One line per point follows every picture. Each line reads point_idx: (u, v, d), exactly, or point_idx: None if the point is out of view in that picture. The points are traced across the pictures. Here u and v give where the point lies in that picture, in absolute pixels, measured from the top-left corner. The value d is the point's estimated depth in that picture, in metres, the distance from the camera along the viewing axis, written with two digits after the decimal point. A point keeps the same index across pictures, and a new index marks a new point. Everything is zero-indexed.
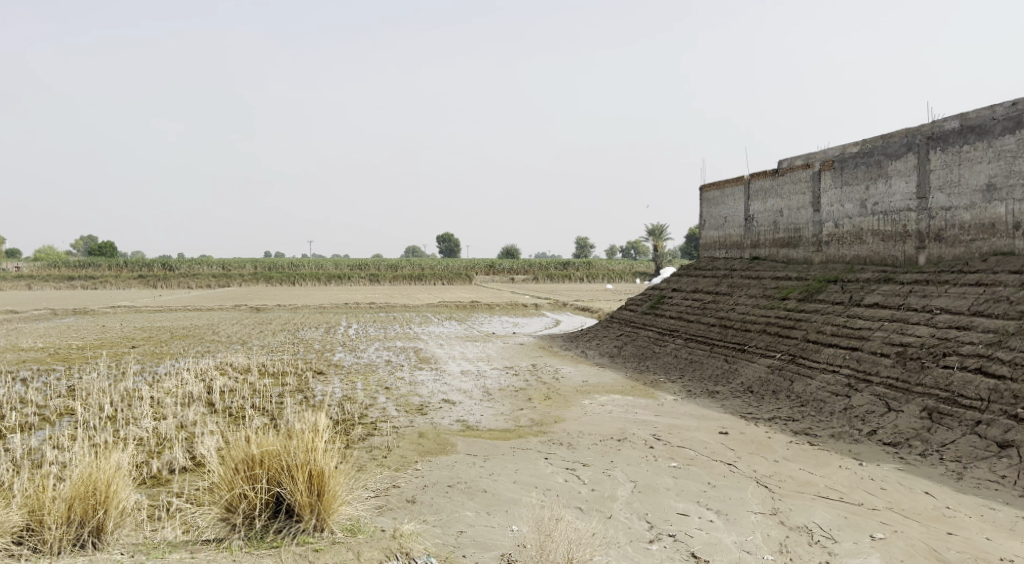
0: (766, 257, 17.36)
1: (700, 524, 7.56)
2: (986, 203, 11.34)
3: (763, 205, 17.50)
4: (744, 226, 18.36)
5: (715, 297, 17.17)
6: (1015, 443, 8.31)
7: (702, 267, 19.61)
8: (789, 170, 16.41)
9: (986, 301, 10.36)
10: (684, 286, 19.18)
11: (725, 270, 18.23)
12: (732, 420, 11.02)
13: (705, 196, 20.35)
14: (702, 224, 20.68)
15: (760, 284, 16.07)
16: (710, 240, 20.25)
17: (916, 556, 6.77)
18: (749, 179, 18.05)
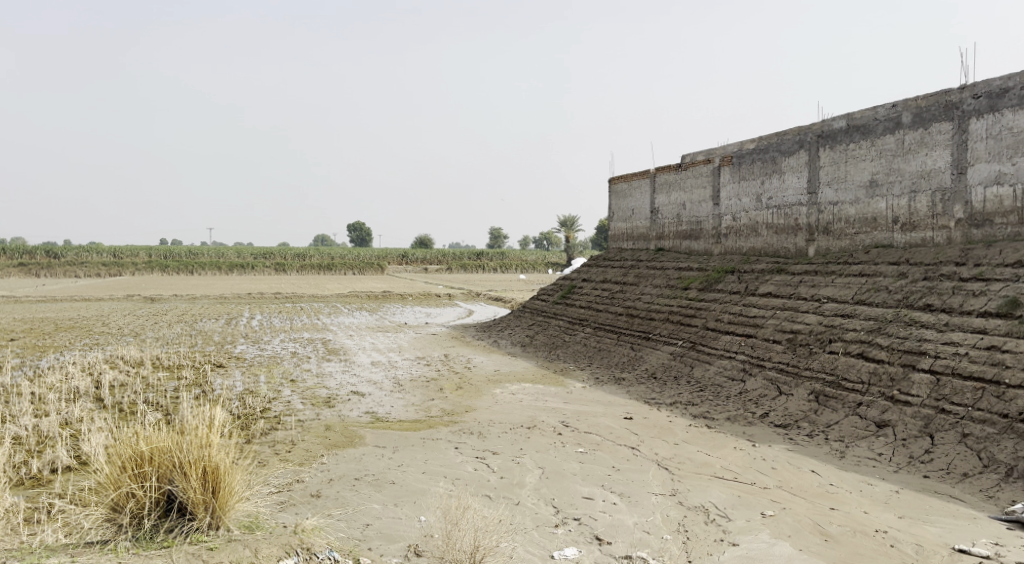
0: (670, 249, 17.88)
1: (604, 507, 7.78)
2: (870, 199, 12.00)
3: (667, 198, 18.02)
4: (650, 219, 18.83)
5: (622, 287, 17.59)
6: (891, 423, 8.85)
7: (611, 258, 20.03)
8: (690, 164, 16.95)
9: (867, 291, 11.00)
10: (593, 276, 19.56)
11: (632, 261, 18.68)
12: (637, 406, 11.36)
13: (613, 189, 20.79)
14: (610, 216, 21.10)
15: (665, 275, 16.55)
16: (617, 232, 20.68)
17: (801, 530, 7.15)
18: (654, 172, 18.53)
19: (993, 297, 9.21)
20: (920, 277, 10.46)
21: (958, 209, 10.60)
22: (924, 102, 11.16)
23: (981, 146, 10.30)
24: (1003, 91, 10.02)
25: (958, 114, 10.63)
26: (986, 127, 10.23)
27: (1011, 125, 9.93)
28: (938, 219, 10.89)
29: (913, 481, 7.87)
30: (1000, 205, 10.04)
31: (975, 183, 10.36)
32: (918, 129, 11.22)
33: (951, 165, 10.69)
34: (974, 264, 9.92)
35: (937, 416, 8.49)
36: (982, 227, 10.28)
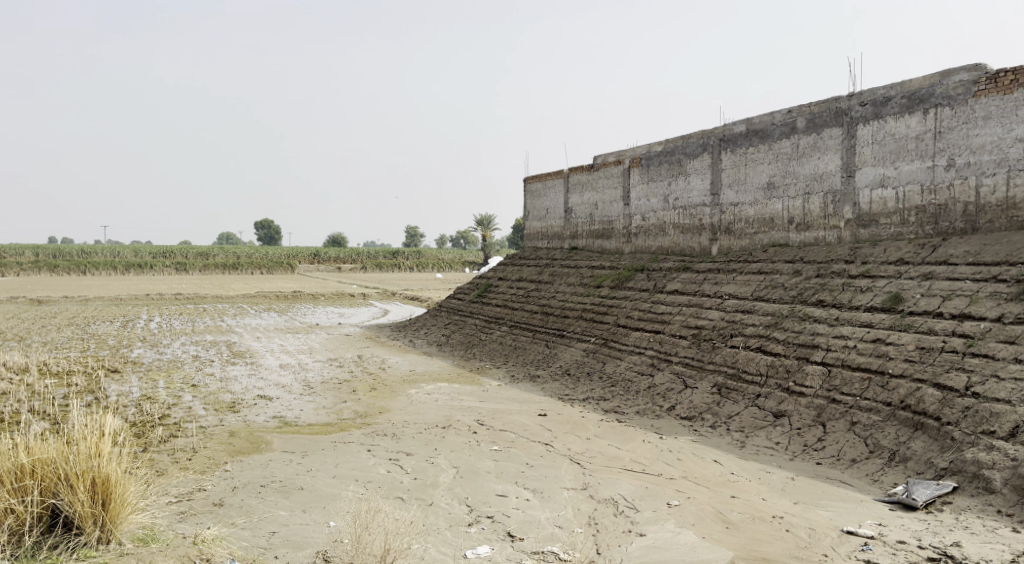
0: (584, 248, 18.15)
1: (517, 504, 7.85)
2: (768, 200, 12.50)
3: (580, 198, 18.30)
4: (564, 218, 19.07)
5: (537, 285, 17.75)
6: (787, 413, 9.24)
7: (526, 257, 20.17)
8: (602, 165, 17.25)
9: (766, 288, 11.45)
10: (509, 275, 19.67)
11: (547, 259, 18.88)
12: (550, 403, 11.49)
13: (528, 188, 20.95)
14: (525, 215, 21.25)
15: (578, 273, 16.79)
16: (532, 231, 20.86)
17: (705, 519, 7.38)
18: (567, 172, 18.78)
19: (878, 293, 9.73)
20: (813, 274, 10.95)
21: (847, 209, 11.15)
22: (816, 109, 11.69)
23: (867, 151, 10.87)
24: (886, 99, 10.60)
25: (846, 120, 11.18)
26: (872, 134, 10.80)
27: (893, 131, 10.52)
28: (830, 219, 11.43)
29: (807, 468, 8.24)
30: (885, 206, 10.62)
31: (863, 186, 10.92)
32: (811, 134, 11.75)
33: (841, 168, 11.24)
34: (861, 262, 10.45)
35: (828, 406, 8.91)
36: (869, 227, 10.84)
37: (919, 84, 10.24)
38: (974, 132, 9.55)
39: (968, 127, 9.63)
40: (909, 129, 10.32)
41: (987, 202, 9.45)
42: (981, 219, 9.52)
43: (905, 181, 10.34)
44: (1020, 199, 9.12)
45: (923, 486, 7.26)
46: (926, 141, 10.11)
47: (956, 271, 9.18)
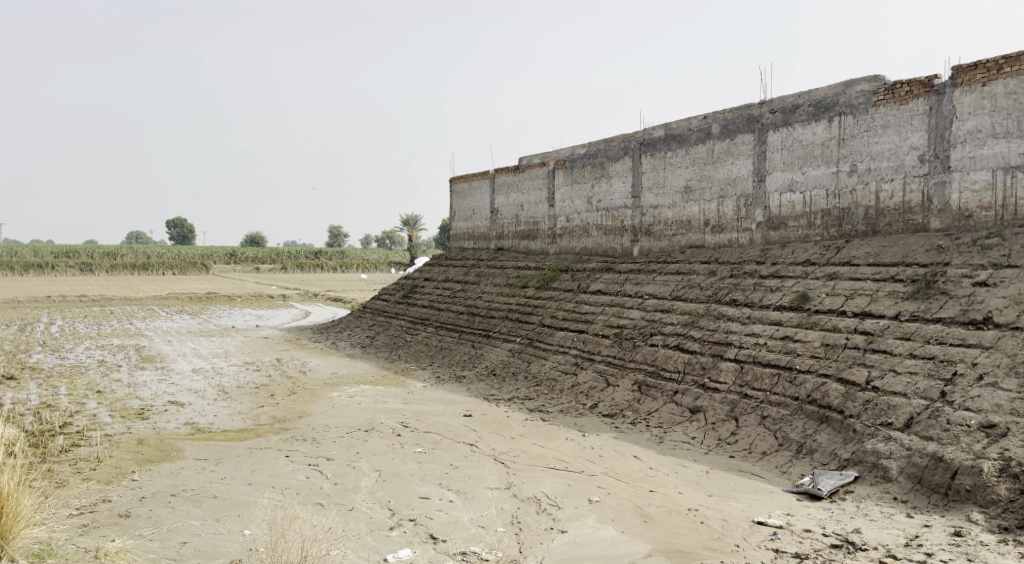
0: (510, 248, 18.20)
1: (440, 506, 7.82)
2: (685, 203, 12.80)
3: (505, 199, 18.36)
4: (490, 219, 19.09)
5: (463, 286, 17.71)
6: (702, 408, 9.47)
7: (453, 257, 20.11)
8: (527, 167, 17.34)
9: (683, 288, 11.71)
10: (435, 275, 19.58)
11: (473, 260, 18.86)
12: (475, 403, 11.49)
13: (454, 188, 20.90)
14: (451, 215, 21.19)
15: (504, 273, 16.83)
16: (458, 232, 20.81)
17: (623, 514, 7.50)
18: (493, 173, 18.81)
19: (787, 292, 10.08)
20: (727, 275, 11.27)
21: (758, 212, 11.51)
22: (730, 115, 12.04)
23: (777, 156, 11.25)
24: (794, 107, 11.01)
25: (758, 126, 11.55)
26: (782, 140, 11.19)
27: (801, 138, 10.92)
28: (743, 221, 11.78)
29: (721, 462, 8.46)
30: (793, 209, 11.01)
31: (773, 190, 11.29)
32: (725, 139, 12.09)
33: (753, 173, 11.61)
34: (772, 263, 10.81)
35: (741, 401, 9.17)
36: (779, 229, 11.22)
37: (825, 94, 10.66)
38: (875, 140, 10.00)
39: (869, 135, 10.08)
40: (815, 136, 10.74)
41: (886, 205, 9.90)
42: (881, 222, 9.96)
43: (811, 186, 10.76)
44: (916, 203, 9.59)
45: (828, 476, 7.55)
46: (831, 148, 10.54)
47: (858, 271, 9.58)
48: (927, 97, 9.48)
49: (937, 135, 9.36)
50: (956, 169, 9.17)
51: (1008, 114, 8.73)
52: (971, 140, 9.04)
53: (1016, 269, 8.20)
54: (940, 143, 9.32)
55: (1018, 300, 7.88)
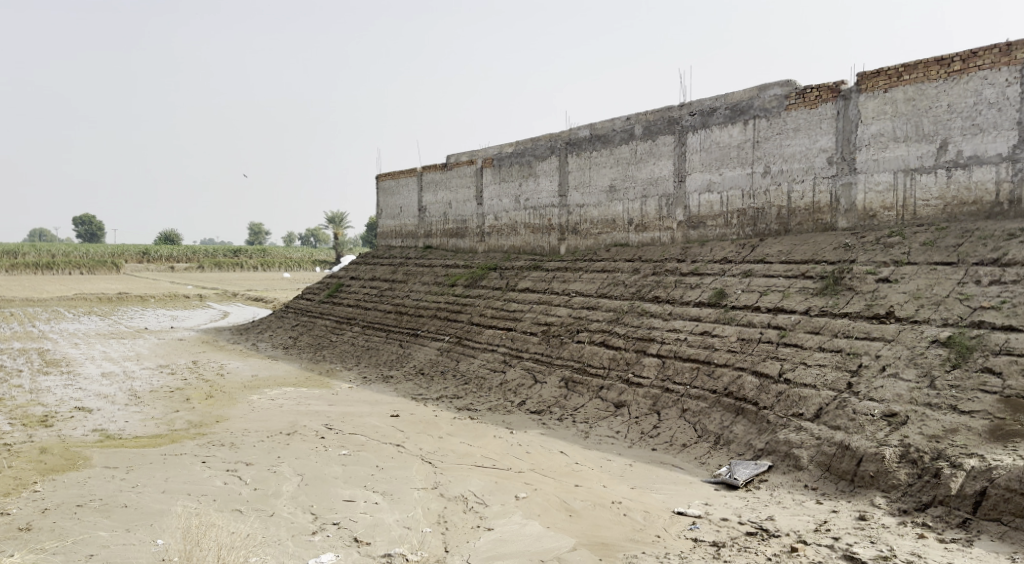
0: (438, 247, 18.14)
1: (365, 508, 7.75)
2: (609, 202, 13.01)
3: (433, 197, 18.28)
4: (417, 216, 18.97)
5: (391, 285, 17.56)
6: (627, 403, 9.65)
7: (380, 256, 19.91)
8: (455, 165, 17.31)
9: (608, 285, 11.90)
10: (362, 274, 19.35)
11: (401, 258, 18.72)
12: (402, 403, 11.42)
13: (380, 185, 20.69)
14: (378, 213, 20.98)
15: (432, 271, 16.77)
16: (385, 229, 20.61)
17: (549, 509, 7.58)
18: (420, 171, 18.71)
19: (706, 289, 10.36)
20: (650, 272, 11.50)
21: (679, 212, 11.79)
22: (652, 117, 12.29)
23: (696, 157, 11.55)
24: (712, 110, 11.32)
25: (678, 128, 11.83)
26: (700, 142, 11.49)
27: (719, 139, 11.24)
28: (664, 220, 12.05)
29: (644, 454, 8.65)
30: (712, 209, 11.32)
31: (692, 190, 11.59)
32: (648, 140, 12.34)
33: (674, 173, 11.88)
34: (692, 261, 11.08)
35: (662, 395, 9.38)
36: (698, 228, 11.51)
37: (740, 97, 11.00)
38: (787, 143, 10.38)
39: (781, 137, 10.45)
40: (732, 138, 11.07)
41: (798, 206, 10.28)
42: (793, 221, 10.34)
43: (728, 186, 11.09)
44: (825, 204, 9.99)
45: (743, 466, 7.81)
46: (746, 150, 10.88)
47: (771, 269, 9.92)
48: (834, 102, 9.89)
49: (843, 139, 9.77)
50: (861, 171, 9.59)
51: (908, 119, 9.18)
52: (875, 143, 9.47)
53: (915, 266, 8.63)
54: (847, 146, 9.74)
55: (917, 295, 8.30)
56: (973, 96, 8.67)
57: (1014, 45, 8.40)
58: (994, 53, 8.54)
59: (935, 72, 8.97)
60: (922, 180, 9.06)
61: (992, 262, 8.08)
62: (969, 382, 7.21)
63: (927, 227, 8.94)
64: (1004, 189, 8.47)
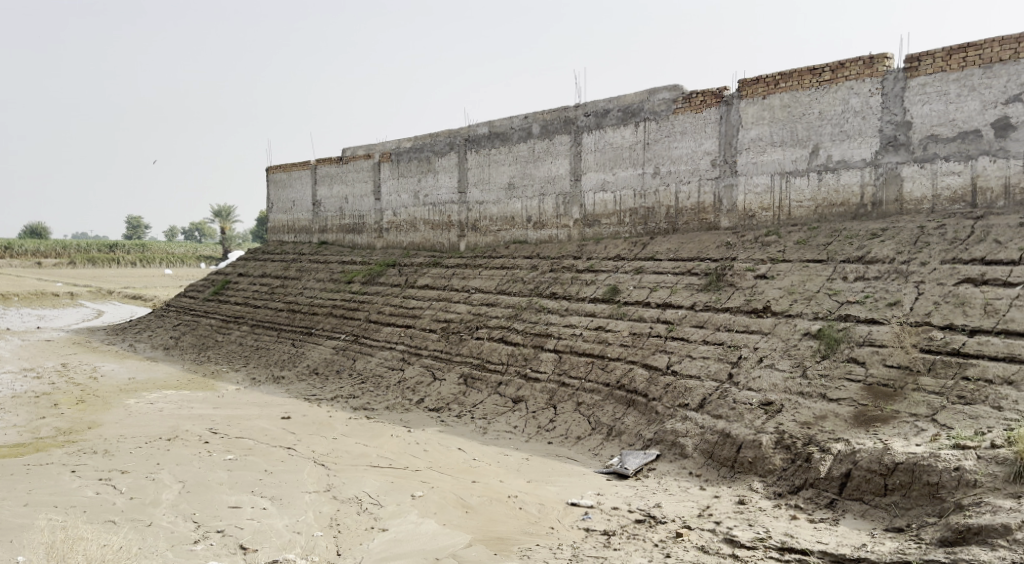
0: (333, 242, 17.77)
1: (252, 514, 7.54)
2: (509, 199, 13.15)
3: (328, 191, 17.89)
4: (312, 211, 18.52)
5: (283, 282, 17.06)
6: (524, 398, 9.79)
7: (271, 251, 19.28)
8: (351, 158, 17.01)
9: (508, 281, 12.03)
10: (251, 270, 18.70)
11: (294, 254, 18.21)
12: (295, 404, 11.15)
13: (272, 178, 20.06)
14: (269, 207, 20.34)
15: (327, 268, 16.42)
16: (276, 224, 20.01)
17: (445, 506, 7.61)
18: (314, 164, 18.27)
19: (600, 285, 10.66)
20: (548, 269, 11.70)
21: (575, 210, 12.06)
22: (549, 116, 12.52)
23: (591, 157, 11.86)
24: (606, 111, 11.65)
25: (574, 128, 12.10)
26: (596, 142, 11.81)
27: (612, 140, 11.59)
28: (561, 218, 12.28)
29: (540, 448, 8.81)
30: (606, 208, 11.64)
31: (588, 189, 11.89)
32: (545, 139, 12.55)
33: (570, 172, 12.15)
34: (587, 258, 11.36)
35: (559, 389, 9.58)
36: (593, 226, 11.81)
37: (632, 100, 11.37)
38: (675, 145, 10.82)
39: (670, 139, 10.88)
40: (624, 139, 11.43)
41: (684, 205, 10.73)
42: (680, 220, 10.77)
43: (621, 186, 11.44)
44: (709, 204, 10.48)
45: (633, 456, 8.10)
46: (638, 151, 11.26)
47: (661, 265, 10.31)
48: (718, 107, 10.40)
49: (726, 142, 10.29)
50: (742, 173, 10.13)
51: (784, 125, 9.76)
52: (754, 147, 10.02)
53: (790, 263, 9.17)
54: (729, 149, 10.26)
55: (792, 290, 8.83)
56: (841, 104, 9.31)
57: (876, 58, 9.07)
58: (859, 65, 9.19)
59: (808, 81, 9.58)
60: (796, 183, 9.66)
61: (857, 259, 8.69)
62: (836, 371, 7.73)
63: (801, 227, 9.53)
64: (868, 192, 9.13)
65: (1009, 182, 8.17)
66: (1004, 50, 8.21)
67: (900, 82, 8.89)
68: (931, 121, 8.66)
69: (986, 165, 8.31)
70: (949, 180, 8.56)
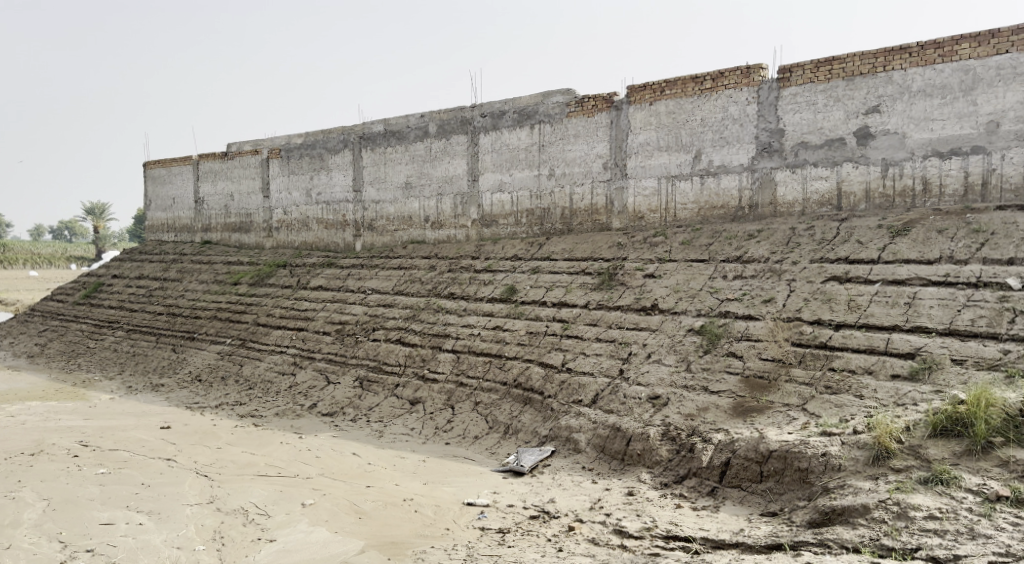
0: (217, 242, 17.03)
1: (126, 530, 7.13)
2: (405, 199, 13.03)
3: (211, 188, 17.12)
4: (194, 209, 17.67)
5: (162, 283, 16.18)
6: (421, 399, 9.73)
7: (149, 251, 18.25)
8: (236, 154, 16.35)
9: (405, 282, 11.91)
10: (127, 271, 17.63)
11: (173, 254, 17.30)
12: (176, 413, 10.61)
13: (149, 174, 18.99)
14: (146, 204, 19.26)
15: (211, 269, 15.70)
16: (155, 222, 18.97)
17: (338, 513, 7.45)
18: (196, 160, 17.43)
19: (498, 285, 10.74)
20: (446, 270, 11.67)
21: (473, 210, 12.10)
22: (445, 116, 12.51)
23: (488, 158, 11.94)
24: (502, 113, 11.76)
25: (471, 128, 12.15)
26: (493, 142, 11.90)
27: (508, 141, 11.72)
28: (459, 218, 12.29)
29: (437, 450, 8.79)
30: (503, 208, 11.74)
31: (485, 190, 11.95)
32: (441, 139, 12.54)
33: (467, 172, 12.19)
34: (485, 258, 11.42)
35: (456, 389, 9.58)
36: (491, 226, 11.89)
37: (527, 102, 11.52)
38: (569, 147, 11.06)
39: (564, 142, 11.11)
40: (520, 140, 11.58)
41: (578, 207, 10.98)
42: (575, 221, 11.02)
43: (518, 187, 11.58)
44: (601, 206, 10.79)
45: (528, 453, 8.22)
46: (533, 152, 11.43)
47: (556, 265, 10.51)
48: (608, 111, 10.72)
49: (616, 146, 10.62)
50: (632, 176, 10.49)
51: (669, 130, 10.18)
52: (643, 151, 10.39)
53: (675, 263, 9.56)
54: (619, 153, 10.60)
55: (677, 289, 9.21)
56: (721, 111, 9.80)
57: (752, 68, 9.59)
58: (737, 74, 9.69)
59: (691, 88, 10.02)
60: (681, 186, 10.10)
61: (736, 259, 9.17)
62: (717, 365, 8.13)
63: (685, 228, 9.96)
64: (745, 195, 9.65)
65: (870, 187, 8.84)
66: (864, 64, 8.88)
67: (774, 92, 9.45)
68: (802, 129, 9.25)
69: (849, 171, 8.97)
70: (818, 185, 9.17)
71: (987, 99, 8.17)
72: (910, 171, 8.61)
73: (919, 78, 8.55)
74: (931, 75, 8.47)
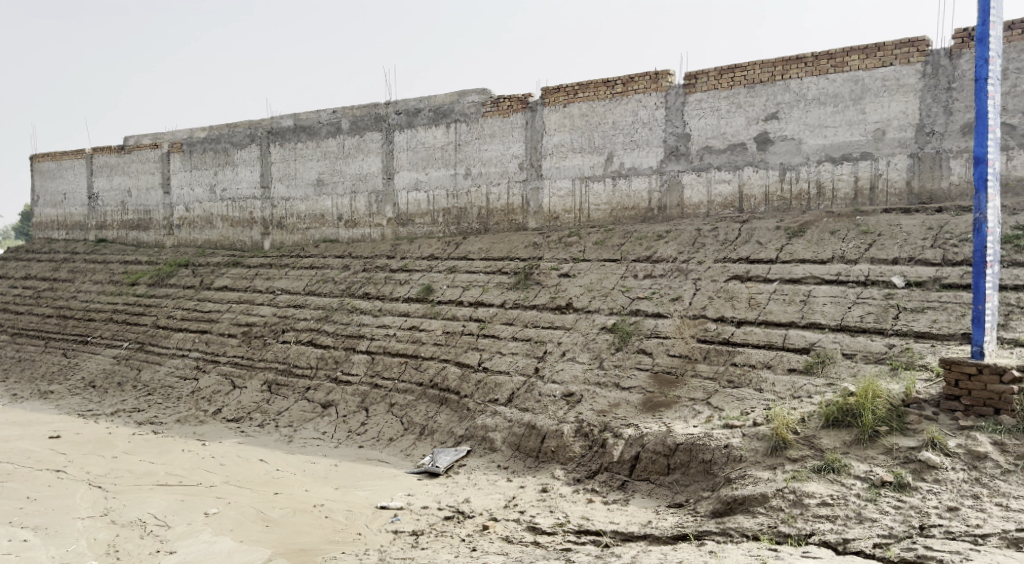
0: (113, 240, 16.16)
1: (10, 548, 6.67)
2: (317, 196, 12.72)
3: (106, 184, 16.22)
4: (87, 205, 16.69)
5: (51, 284, 15.21)
6: (334, 402, 9.53)
7: (36, 249, 17.13)
8: (134, 148, 15.56)
9: (317, 282, 11.63)
10: (12, 272, 16.49)
11: (64, 253, 16.30)
12: (66, 421, 10.01)
13: (37, 167, 17.84)
14: (34, 200, 18.07)
15: (106, 269, 14.86)
16: (44, 219, 17.82)
17: (243, 522, 7.20)
18: (90, 153, 16.49)
19: (413, 285, 10.64)
20: (360, 269, 11.47)
21: (388, 209, 11.94)
22: (358, 112, 12.31)
23: (403, 156, 11.82)
24: (417, 111, 11.66)
25: (385, 125, 11.99)
26: (407, 140, 11.78)
27: (423, 140, 11.63)
28: (373, 217, 12.10)
29: (350, 453, 8.62)
30: (419, 207, 11.64)
31: (400, 188, 11.82)
32: (355, 136, 12.33)
33: (382, 170, 12.03)
34: (401, 258, 11.29)
35: (370, 391, 9.43)
36: (406, 226, 11.77)
37: (442, 101, 11.47)
38: (485, 147, 11.07)
39: (479, 142, 11.12)
40: (436, 139, 11.51)
41: (494, 206, 11.01)
42: (491, 221, 11.04)
43: (434, 186, 11.51)
44: (517, 206, 10.85)
45: (444, 453, 8.18)
46: (449, 152, 11.39)
47: (472, 265, 10.51)
48: (523, 112, 10.81)
49: (531, 146, 10.72)
50: (547, 177, 10.61)
51: (583, 132, 10.36)
52: (557, 152, 10.53)
53: (589, 263, 9.73)
54: (534, 153, 10.70)
55: (590, 288, 9.37)
56: (631, 115, 10.04)
57: (661, 74, 9.86)
58: (646, 79, 9.95)
59: (603, 91, 10.22)
60: (594, 188, 10.29)
61: (647, 258, 9.41)
62: (628, 362, 8.32)
63: (598, 228, 10.14)
64: (655, 197, 9.92)
65: (769, 190, 9.25)
66: (764, 73, 9.28)
67: (680, 97, 9.75)
68: (706, 134, 9.58)
69: (750, 175, 9.35)
70: (721, 188, 9.52)
71: (874, 109, 8.68)
72: (806, 175, 9.05)
73: (814, 87, 9.00)
74: (825, 84, 8.94)
